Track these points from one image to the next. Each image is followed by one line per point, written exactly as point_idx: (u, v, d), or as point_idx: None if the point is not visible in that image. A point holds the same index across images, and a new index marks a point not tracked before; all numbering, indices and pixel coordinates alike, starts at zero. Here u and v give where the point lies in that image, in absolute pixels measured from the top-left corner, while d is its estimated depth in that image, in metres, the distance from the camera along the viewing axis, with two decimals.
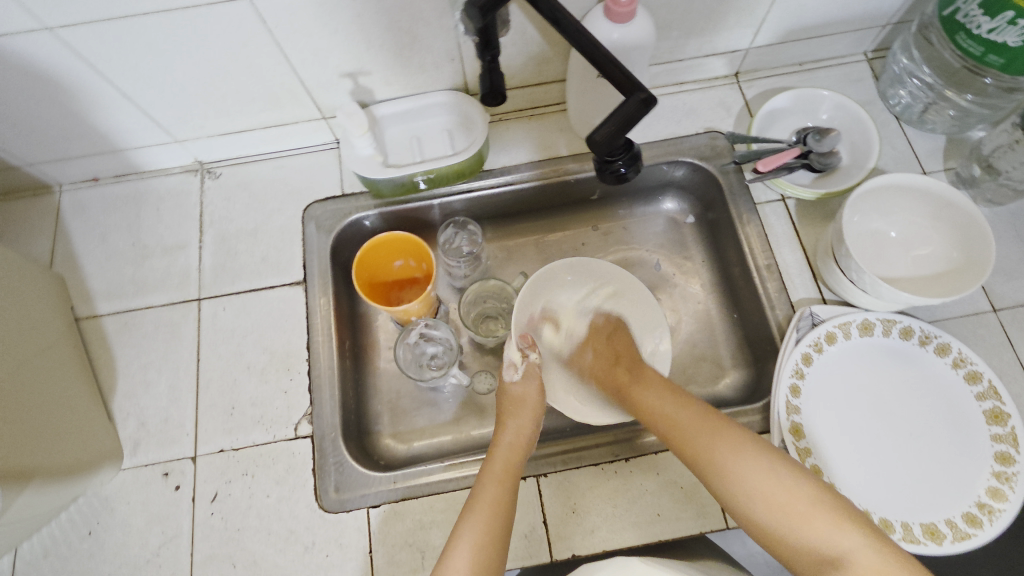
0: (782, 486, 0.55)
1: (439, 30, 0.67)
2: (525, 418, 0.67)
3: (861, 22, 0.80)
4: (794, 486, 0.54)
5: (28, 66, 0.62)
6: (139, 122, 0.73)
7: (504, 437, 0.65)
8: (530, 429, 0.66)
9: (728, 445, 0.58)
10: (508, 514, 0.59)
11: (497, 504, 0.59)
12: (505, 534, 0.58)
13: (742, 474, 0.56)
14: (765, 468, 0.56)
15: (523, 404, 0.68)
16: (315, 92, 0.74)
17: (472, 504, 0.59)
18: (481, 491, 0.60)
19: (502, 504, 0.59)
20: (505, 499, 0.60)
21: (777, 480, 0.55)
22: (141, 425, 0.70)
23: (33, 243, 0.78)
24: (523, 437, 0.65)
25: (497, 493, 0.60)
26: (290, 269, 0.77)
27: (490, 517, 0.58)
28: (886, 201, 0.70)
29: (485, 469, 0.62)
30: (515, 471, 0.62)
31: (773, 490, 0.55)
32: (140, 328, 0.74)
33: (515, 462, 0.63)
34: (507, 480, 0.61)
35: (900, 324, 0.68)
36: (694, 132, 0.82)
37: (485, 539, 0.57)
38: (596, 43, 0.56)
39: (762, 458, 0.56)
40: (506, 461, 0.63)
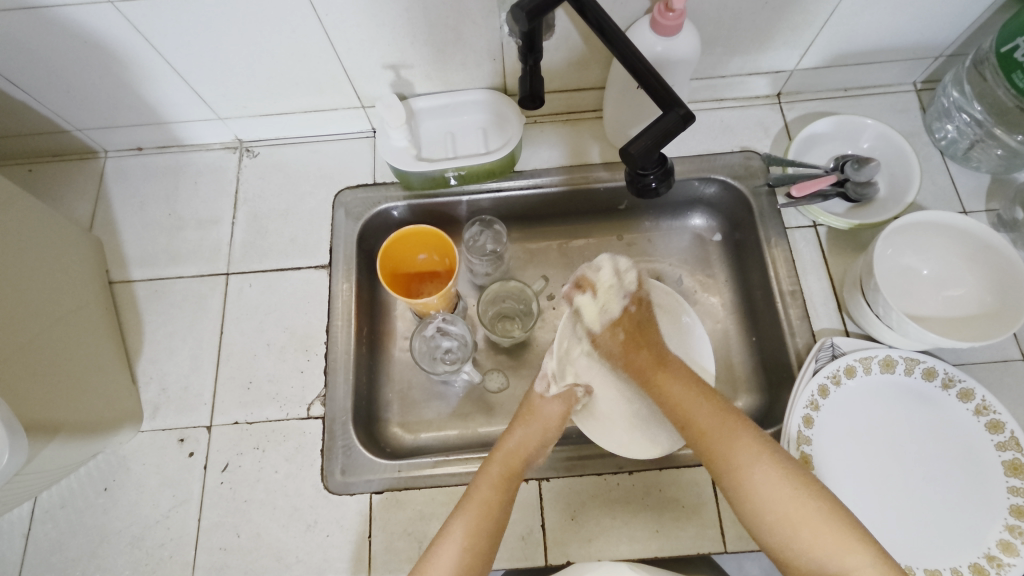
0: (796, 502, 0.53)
1: (484, 29, 0.67)
2: (533, 427, 0.66)
3: (913, 51, 0.78)
4: (811, 506, 0.53)
5: (90, 36, 0.64)
6: (186, 98, 0.76)
7: (507, 442, 0.65)
8: (537, 443, 0.65)
9: (744, 447, 0.56)
10: (498, 517, 0.60)
11: (488, 509, 0.60)
12: (492, 535, 0.59)
13: (755, 485, 0.55)
14: (779, 483, 0.54)
15: (537, 414, 0.67)
16: (356, 81, 0.75)
17: (464, 502, 0.60)
18: (474, 493, 0.61)
19: (492, 507, 0.60)
20: (494, 504, 0.60)
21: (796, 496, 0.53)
22: (162, 390, 0.72)
23: (76, 205, 0.81)
24: (527, 445, 0.65)
25: (487, 497, 0.60)
26: (316, 252, 0.78)
27: (477, 517, 0.59)
28: (921, 237, 0.69)
29: (483, 471, 0.63)
30: (509, 479, 0.62)
31: (788, 508, 0.53)
32: (168, 296, 0.77)
33: (514, 468, 0.63)
34: (501, 484, 0.62)
35: (923, 363, 0.67)
36: (730, 150, 0.81)
37: (469, 538, 0.58)
38: (639, 56, 0.56)
39: (778, 470, 0.55)
40: (504, 466, 0.63)
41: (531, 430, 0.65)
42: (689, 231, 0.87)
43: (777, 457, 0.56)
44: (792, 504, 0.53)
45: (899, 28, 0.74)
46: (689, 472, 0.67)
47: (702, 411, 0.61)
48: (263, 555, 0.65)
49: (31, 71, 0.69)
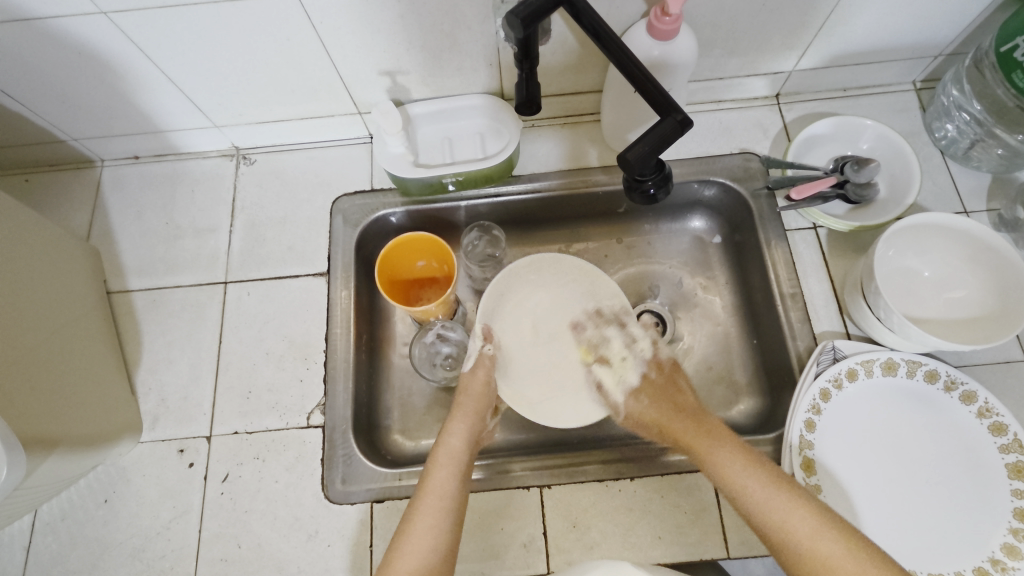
0: (760, 486, 0.57)
1: (480, 34, 0.67)
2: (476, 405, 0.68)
3: (912, 50, 0.78)
4: (781, 494, 0.56)
5: (83, 46, 0.64)
6: (182, 106, 0.75)
7: (451, 427, 0.66)
8: (476, 421, 0.67)
9: (721, 442, 0.61)
10: (456, 490, 0.61)
11: (445, 483, 0.61)
12: (454, 504, 0.60)
13: (726, 473, 0.59)
14: (745, 469, 0.58)
15: (466, 391, 0.69)
16: (353, 88, 0.75)
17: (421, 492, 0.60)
18: (430, 476, 0.61)
19: (448, 484, 0.61)
20: (451, 482, 0.61)
21: (767, 483, 0.57)
22: (161, 400, 0.72)
23: (73, 215, 0.81)
24: (468, 426, 0.66)
25: (443, 475, 0.61)
26: (314, 260, 0.78)
27: (439, 495, 0.60)
28: (922, 239, 0.68)
29: (434, 454, 0.63)
30: (459, 456, 0.63)
31: (755, 491, 0.57)
32: (167, 306, 0.76)
33: (463, 448, 0.64)
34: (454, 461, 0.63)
35: (925, 366, 0.66)
36: (729, 152, 0.81)
37: (437, 511, 0.59)
38: (637, 62, 0.56)
39: (747, 457, 0.59)
40: (450, 445, 0.64)
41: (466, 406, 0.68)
42: (689, 234, 0.86)
43: (751, 453, 0.60)
44: (765, 497, 0.56)
45: (898, 28, 0.73)
46: (690, 477, 0.66)
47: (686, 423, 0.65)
48: (264, 566, 0.65)
49: (23, 82, 0.68)
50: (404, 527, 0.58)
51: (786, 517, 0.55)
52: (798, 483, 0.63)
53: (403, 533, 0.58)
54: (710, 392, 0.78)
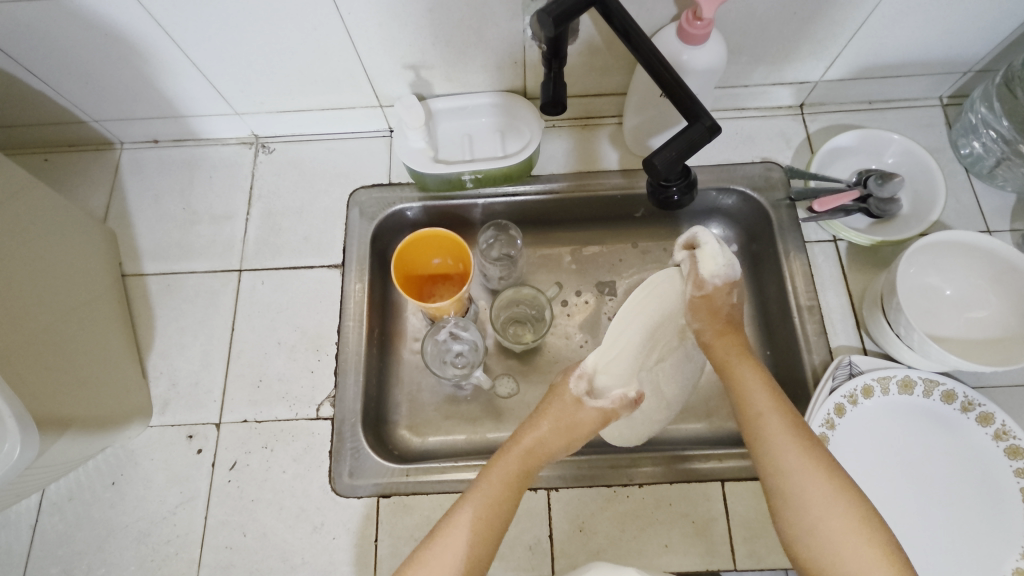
0: (820, 485, 0.50)
1: (508, 32, 0.67)
2: (559, 429, 0.62)
3: (942, 65, 0.77)
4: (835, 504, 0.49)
5: (110, 27, 0.64)
6: (204, 92, 0.75)
7: (525, 437, 0.61)
8: (555, 443, 0.61)
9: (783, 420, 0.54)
10: (505, 515, 0.57)
11: (491, 509, 0.56)
12: (492, 537, 0.55)
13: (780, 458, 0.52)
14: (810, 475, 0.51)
15: (555, 407, 0.63)
16: (376, 81, 0.74)
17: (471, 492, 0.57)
18: (480, 482, 0.58)
19: (499, 506, 0.56)
20: (498, 509, 0.56)
21: (827, 492, 0.49)
22: (172, 385, 0.72)
23: (91, 196, 0.81)
24: (542, 442, 0.61)
25: (494, 494, 0.57)
26: (330, 252, 0.78)
27: (476, 520, 0.55)
28: (947, 258, 0.67)
29: (492, 465, 0.60)
30: (515, 480, 0.59)
31: (812, 492, 0.49)
32: (181, 291, 0.76)
33: (530, 468, 0.60)
34: (502, 485, 0.58)
35: (943, 386, 0.65)
36: (750, 161, 0.80)
37: (473, 541, 0.54)
38: (665, 64, 0.55)
39: (812, 455, 0.52)
40: (518, 463, 0.60)
41: (560, 428, 0.62)
42: None
43: (817, 449, 0.52)
44: (819, 505, 0.49)
45: (929, 44, 0.72)
46: (700, 487, 0.66)
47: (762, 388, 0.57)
48: (269, 556, 0.65)
49: (49, 61, 0.68)
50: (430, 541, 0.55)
51: (828, 523, 0.48)
52: None
53: (435, 539, 0.54)
54: None
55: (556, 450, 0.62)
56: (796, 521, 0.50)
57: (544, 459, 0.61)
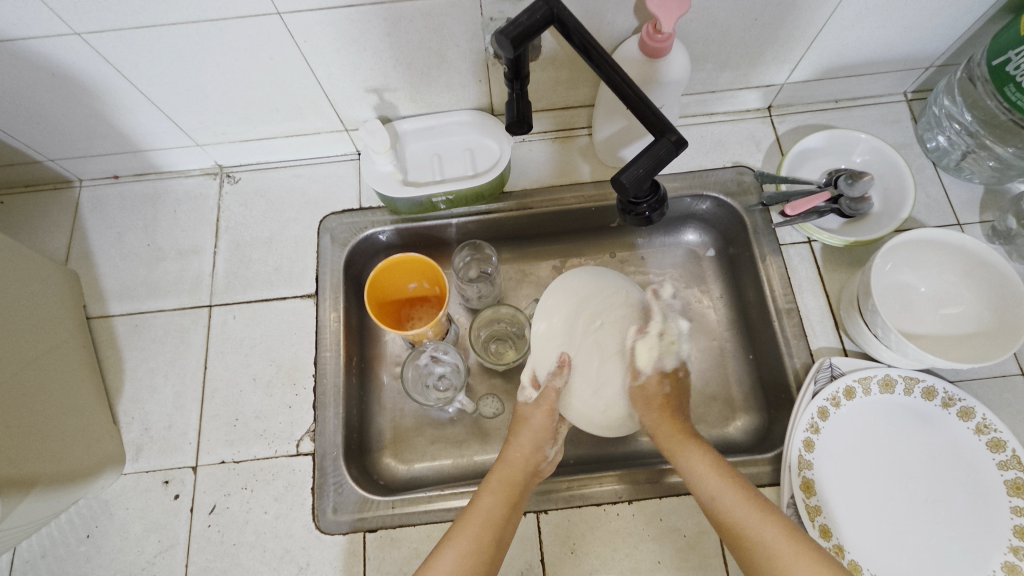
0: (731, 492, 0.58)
1: (469, 52, 0.66)
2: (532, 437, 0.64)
3: (904, 63, 0.77)
4: (751, 512, 0.56)
5: (56, 68, 0.62)
6: (162, 126, 0.73)
7: (512, 451, 0.64)
8: (539, 450, 0.64)
9: (690, 444, 0.62)
10: (499, 528, 0.59)
11: (489, 525, 0.58)
12: (491, 546, 0.57)
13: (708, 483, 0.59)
14: (711, 467, 0.60)
15: (528, 420, 0.65)
16: (339, 106, 0.73)
17: (465, 514, 0.59)
18: (479, 501, 0.60)
19: (492, 519, 0.59)
20: (499, 525, 0.59)
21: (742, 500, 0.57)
22: (145, 430, 0.70)
23: (50, 238, 0.79)
24: (527, 453, 0.64)
25: (493, 514, 0.59)
26: (302, 281, 0.76)
27: (477, 535, 0.58)
28: (919, 255, 0.68)
29: (486, 480, 0.62)
30: (513, 494, 0.61)
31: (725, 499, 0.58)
32: (149, 331, 0.74)
33: (517, 478, 0.62)
34: (499, 500, 0.60)
35: (922, 383, 0.66)
36: (721, 166, 0.81)
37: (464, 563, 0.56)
38: (627, 80, 0.55)
39: (717, 468, 0.60)
40: (512, 477, 0.62)
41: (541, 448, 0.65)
42: (682, 247, 0.85)
43: (720, 461, 0.61)
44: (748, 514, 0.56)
45: (889, 43, 0.73)
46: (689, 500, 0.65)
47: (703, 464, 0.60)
48: None
49: None
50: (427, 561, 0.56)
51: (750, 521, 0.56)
52: (798, 504, 0.63)
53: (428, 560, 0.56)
54: (706, 409, 0.77)
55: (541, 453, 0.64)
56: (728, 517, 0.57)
57: (534, 469, 0.63)
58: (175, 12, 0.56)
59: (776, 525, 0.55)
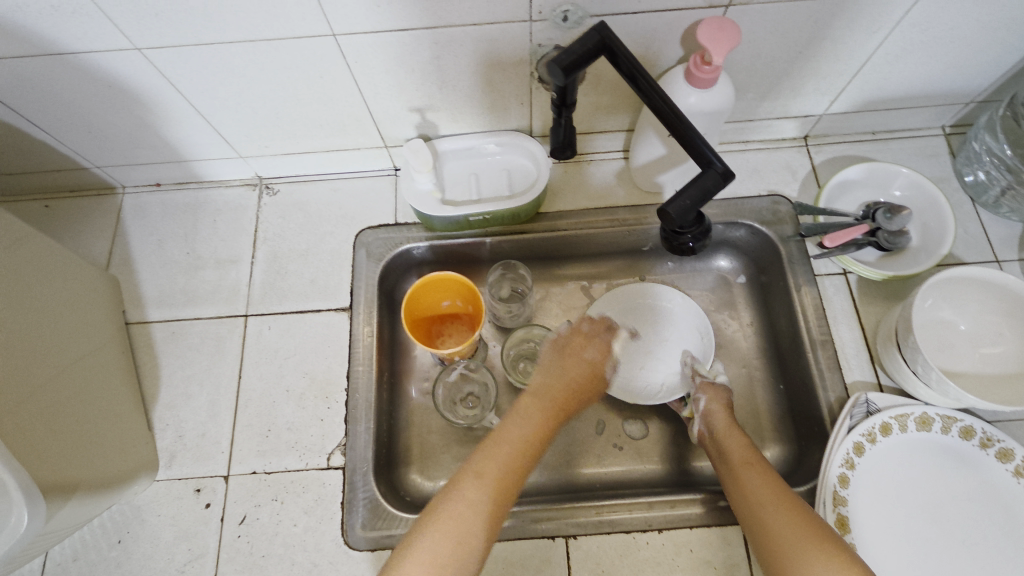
0: (756, 478, 0.58)
1: (514, 75, 0.67)
2: (581, 373, 0.65)
3: (944, 98, 0.77)
4: (776, 491, 0.56)
5: (114, 80, 0.63)
6: (209, 138, 0.74)
7: (545, 376, 0.64)
8: (574, 381, 0.64)
9: (734, 432, 0.64)
10: (524, 454, 0.56)
11: (518, 453, 0.56)
12: (512, 479, 0.55)
13: (738, 468, 0.60)
14: (743, 444, 0.62)
15: (577, 354, 0.67)
16: (382, 124, 0.74)
17: (490, 439, 0.57)
18: (508, 425, 0.58)
19: (519, 444, 0.57)
20: (523, 454, 0.56)
21: (763, 479, 0.57)
22: (179, 437, 0.70)
23: (92, 243, 0.80)
24: (573, 373, 0.64)
25: (503, 461, 0.55)
26: (336, 294, 0.77)
27: (507, 462, 0.55)
28: (960, 292, 0.67)
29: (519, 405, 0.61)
30: (500, 493, 0.53)
31: (755, 487, 0.57)
32: (186, 339, 0.75)
33: (559, 405, 0.62)
34: (483, 493, 0.52)
35: (960, 422, 0.65)
36: (756, 194, 0.81)
37: (486, 489, 0.53)
38: (676, 111, 0.55)
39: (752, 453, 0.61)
40: (549, 402, 0.61)
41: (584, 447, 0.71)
42: (713, 273, 0.85)
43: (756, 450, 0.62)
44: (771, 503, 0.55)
45: (931, 78, 0.73)
46: (720, 531, 0.65)
47: (740, 446, 0.62)
48: None
49: (50, 113, 0.68)
50: (416, 530, 0.51)
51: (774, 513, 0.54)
52: None
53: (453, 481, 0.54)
54: None
55: (577, 395, 0.64)
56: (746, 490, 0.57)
57: (573, 404, 0.63)
58: (235, 31, 0.57)
59: (805, 529, 0.51)
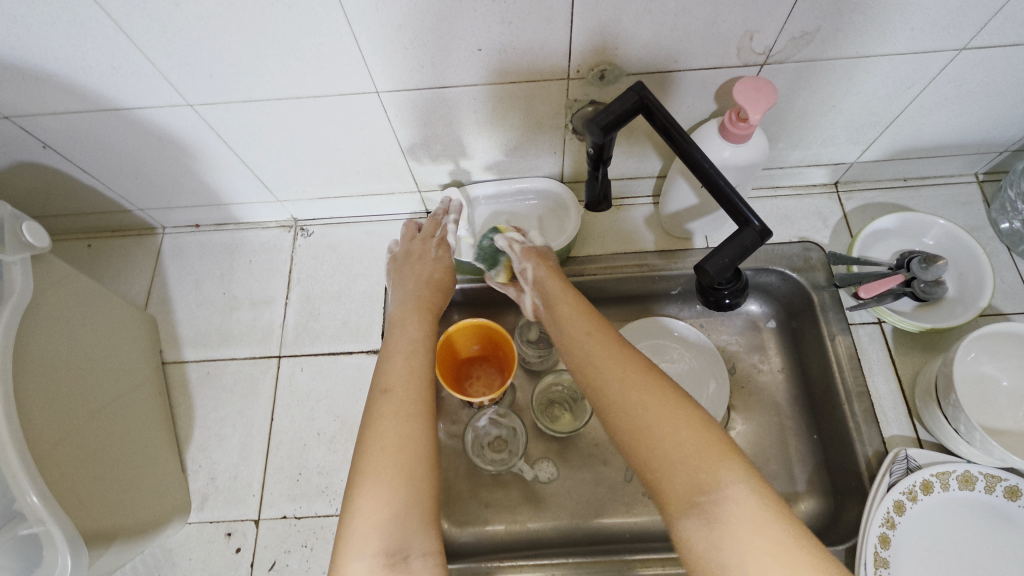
0: (615, 377, 0.51)
1: (549, 127, 0.68)
2: (429, 282, 0.65)
3: (978, 147, 0.77)
4: (626, 379, 0.50)
5: (163, 132, 0.66)
6: (248, 185, 0.77)
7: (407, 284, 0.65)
8: (431, 286, 0.65)
9: (575, 305, 0.60)
10: (422, 361, 0.55)
11: (413, 357, 0.55)
12: (422, 385, 0.53)
13: (581, 354, 0.55)
14: (584, 325, 0.57)
15: (422, 258, 0.68)
16: (416, 171, 0.76)
17: (386, 353, 0.56)
18: (395, 337, 0.58)
19: (415, 349, 0.56)
20: (422, 363, 0.55)
21: (619, 373, 0.51)
22: (211, 479, 0.71)
23: (132, 283, 0.82)
24: (425, 274, 0.66)
25: (408, 368, 0.54)
26: (368, 337, 0.78)
27: (407, 376, 0.53)
28: (1001, 348, 0.66)
29: (398, 318, 0.60)
30: (424, 402, 0.51)
31: (607, 374, 0.52)
32: (220, 379, 0.76)
33: (428, 302, 0.63)
34: (395, 400, 0.51)
35: (1006, 481, 0.63)
36: (787, 241, 0.80)
37: (407, 413, 0.50)
38: (713, 169, 0.56)
39: (598, 334, 0.56)
40: (415, 308, 0.61)
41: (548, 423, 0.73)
42: (743, 317, 0.84)
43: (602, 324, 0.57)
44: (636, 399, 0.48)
45: (964, 129, 0.73)
46: None
47: (581, 326, 0.57)
48: None
49: (100, 161, 0.70)
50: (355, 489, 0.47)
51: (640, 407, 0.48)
52: None
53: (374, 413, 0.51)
54: None
55: (430, 292, 0.64)
56: (599, 389, 0.52)
57: (435, 280, 0.66)
58: (282, 88, 0.60)
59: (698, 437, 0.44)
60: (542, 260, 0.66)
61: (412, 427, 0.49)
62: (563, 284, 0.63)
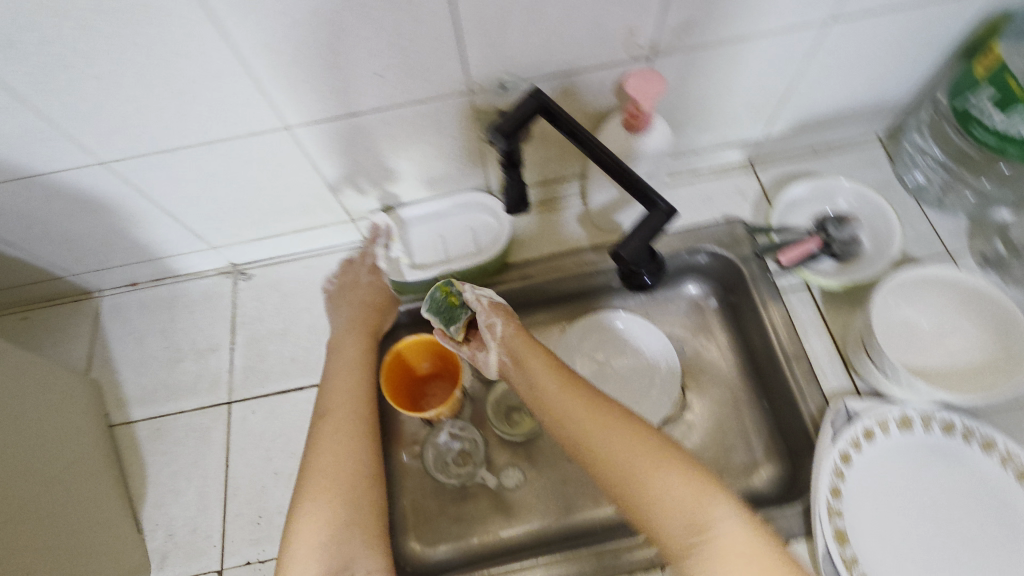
0: (577, 409, 0.58)
1: (463, 141, 0.70)
2: (366, 313, 0.75)
3: (872, 110, 0.82)
4: (591, 415, 0.57)
5: (81, 194, 0.66)
6: (179, 235, 0.77)
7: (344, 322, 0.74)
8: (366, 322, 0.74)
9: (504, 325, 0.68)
10: (359, 399, 0.65)
11: (354, 402, 0.65)
12: (363, 420, 0.64)
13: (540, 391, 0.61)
14: (541, 363, 0.63)
15: (357, 290, 0.77)
16: (344, 200, 0.77)
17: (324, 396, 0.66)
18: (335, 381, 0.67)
19: (353, 391, 0.66)
20: (360, 398, 0.65)
21: (579, 406, 0.58)
22: (170, 536, 0.69)
23: (71, 350, 0.81)
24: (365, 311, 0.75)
25: (345, 412, 0.63)
26: (317, 369, 0.78)
27: (347, 411, 0.64)
28: (916, 292, 0.70)
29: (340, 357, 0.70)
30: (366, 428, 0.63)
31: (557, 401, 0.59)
32: (171, 434, 0.75)
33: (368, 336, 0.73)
34: (348, 423, 0.63)
35: (940, 417, 0.66)
36: (712, 220, 0.83)
37: (349, 440, 0.61)
38: (616, 162, 0.59)
39: (552, 366, 0.62)
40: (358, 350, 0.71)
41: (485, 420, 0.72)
42: (684, 299, 0.87)
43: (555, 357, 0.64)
44: (600, 434, 0.55)
45: (854, 94, 0.78)
46: None
47: (540, 363, 0.63)
48: None
49: (21, 231, 0.70)
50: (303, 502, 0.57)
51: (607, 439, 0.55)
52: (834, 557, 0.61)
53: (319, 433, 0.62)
54: (728, 461, 0.76)
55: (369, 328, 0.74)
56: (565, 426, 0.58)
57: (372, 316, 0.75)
58: (193, 136, 0.61)
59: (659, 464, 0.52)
60: (510, 317, 0.68)
61: (353, 445, 0.61)
62: (527, 340, 0.66)
